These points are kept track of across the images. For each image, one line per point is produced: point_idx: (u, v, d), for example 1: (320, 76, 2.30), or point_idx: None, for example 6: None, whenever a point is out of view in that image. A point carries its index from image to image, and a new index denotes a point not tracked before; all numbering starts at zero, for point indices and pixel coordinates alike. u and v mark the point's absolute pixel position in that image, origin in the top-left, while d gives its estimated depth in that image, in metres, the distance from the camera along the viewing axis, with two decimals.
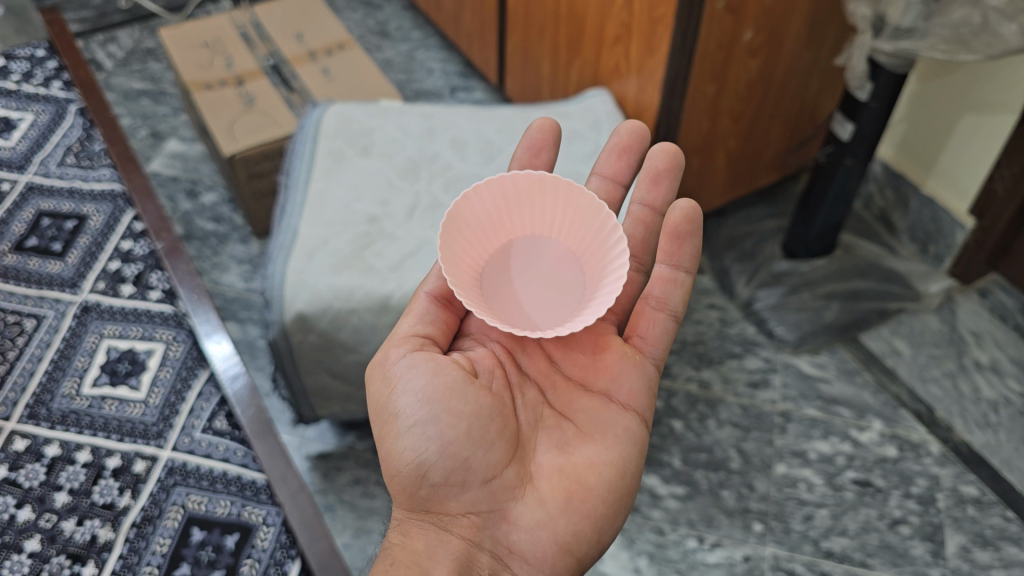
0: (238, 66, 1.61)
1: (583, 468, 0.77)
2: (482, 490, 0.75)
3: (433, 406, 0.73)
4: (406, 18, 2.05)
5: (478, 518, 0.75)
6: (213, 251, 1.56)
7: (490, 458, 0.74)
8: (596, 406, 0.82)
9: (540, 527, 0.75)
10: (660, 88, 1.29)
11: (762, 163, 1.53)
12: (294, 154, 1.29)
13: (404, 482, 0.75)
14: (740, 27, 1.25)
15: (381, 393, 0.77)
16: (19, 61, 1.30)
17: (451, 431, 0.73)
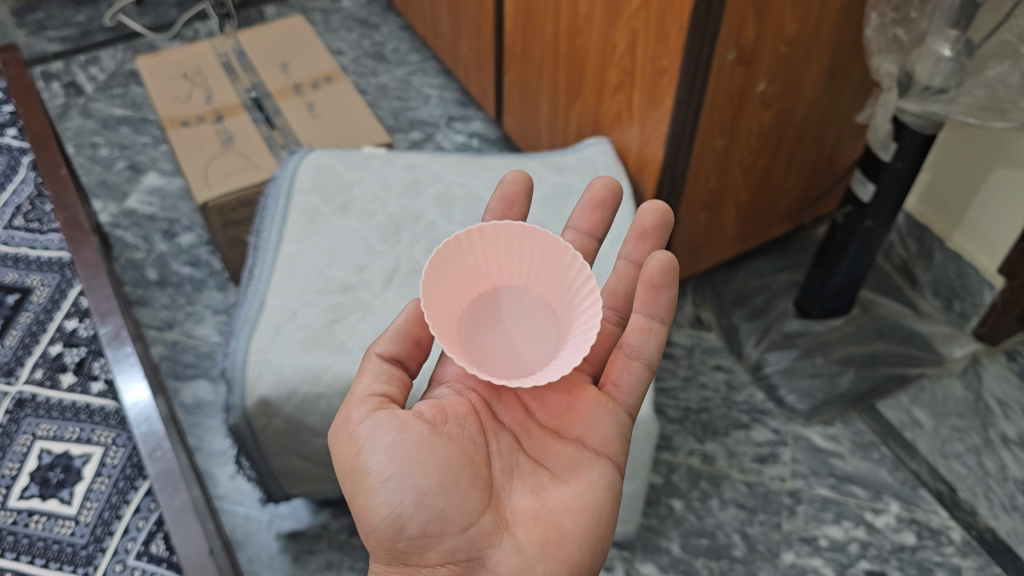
0: (217, 101, 1.51)
1: (562, 513, 0.73)
2: (460, 538, 0.70)
3: (403, 461, 0.69)
4: (404, 39, 1.94)
5: (456, 567, 0.71)
6: (188, 299, 1.47)
7: (464, 508, 0.70)
8: (570, 450, 0.78)
9: (520, 572, 0.70)
10: (664, 142, 1.18)
11: (775, 214, 1.43)
12: (265, 211, 1.19)
13: (379, 538, 0.70)
14: (753, 77, 1.14)
15: (347, 451, 0.72)
16: None
17: (424, 484, 0.69)
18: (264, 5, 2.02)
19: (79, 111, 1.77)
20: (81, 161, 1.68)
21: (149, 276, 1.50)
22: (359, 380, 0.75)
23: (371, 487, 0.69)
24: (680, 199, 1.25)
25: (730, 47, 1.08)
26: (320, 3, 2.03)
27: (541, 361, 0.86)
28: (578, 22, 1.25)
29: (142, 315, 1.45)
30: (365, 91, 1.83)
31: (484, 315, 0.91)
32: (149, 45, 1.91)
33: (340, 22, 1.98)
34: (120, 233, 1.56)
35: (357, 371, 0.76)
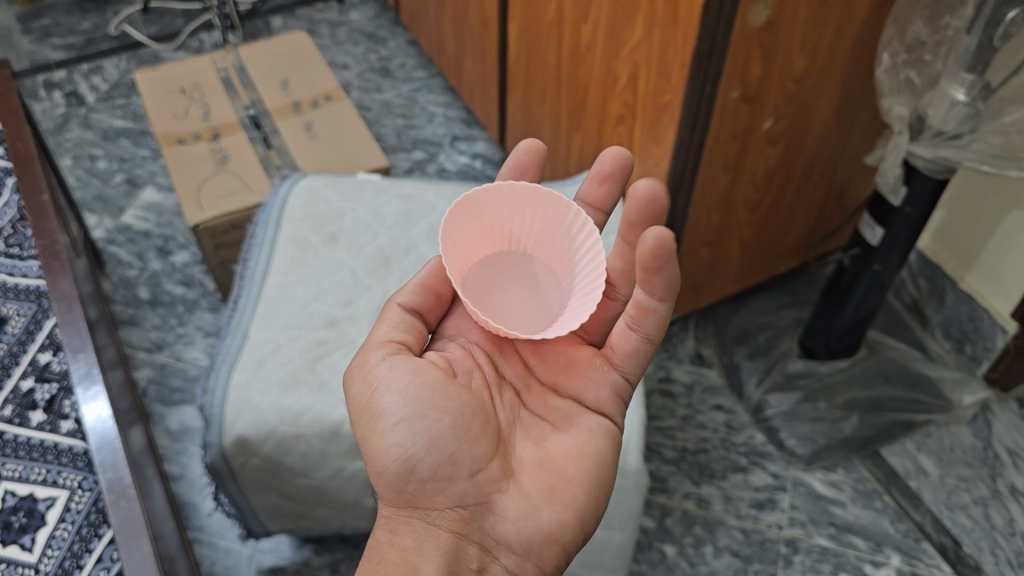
0: (215, 118, 1.49)
1: (564, 462, 0.75)
2: (468, 482, 0.72)
3: (417, 402, 0.72)
4: (410, 55, 1.91)
5: (465, 511, 0.73)
6: (179, 320, 1.45)
7: (472, 452, 0.72)
8: (569, 406, 0.80)
9: (526, 515, 0.72)
10: (665, 180, 1.14)
11: (780, 250, 1.39)
12: (252, 240, 1.17)
13: (390, 480, 0.73)
14: (759, 115, 1.11)
15: (362, 394, 0.75)
16: None
17: (436, 427, 0.71)
18: (271, 17, 2.00)
19: (80, 122, 1.75)
20: (79, 173, 1.66)
21: (141, 295, 1.48)
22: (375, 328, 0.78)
23: (385, 429, 0.72)
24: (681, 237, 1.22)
25: (734, 84, 1.04)
26: (327, 15, 2.00)
27: (559, 306, 0.91)
28: (580, 50, 1.21)
29: (132, 335, 1.43)
30: (369, 107, 1.80)
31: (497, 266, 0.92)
32: (153, 54, 1.89)
33: (347, 35, 1.95)
34: (114, 249, 1.54)
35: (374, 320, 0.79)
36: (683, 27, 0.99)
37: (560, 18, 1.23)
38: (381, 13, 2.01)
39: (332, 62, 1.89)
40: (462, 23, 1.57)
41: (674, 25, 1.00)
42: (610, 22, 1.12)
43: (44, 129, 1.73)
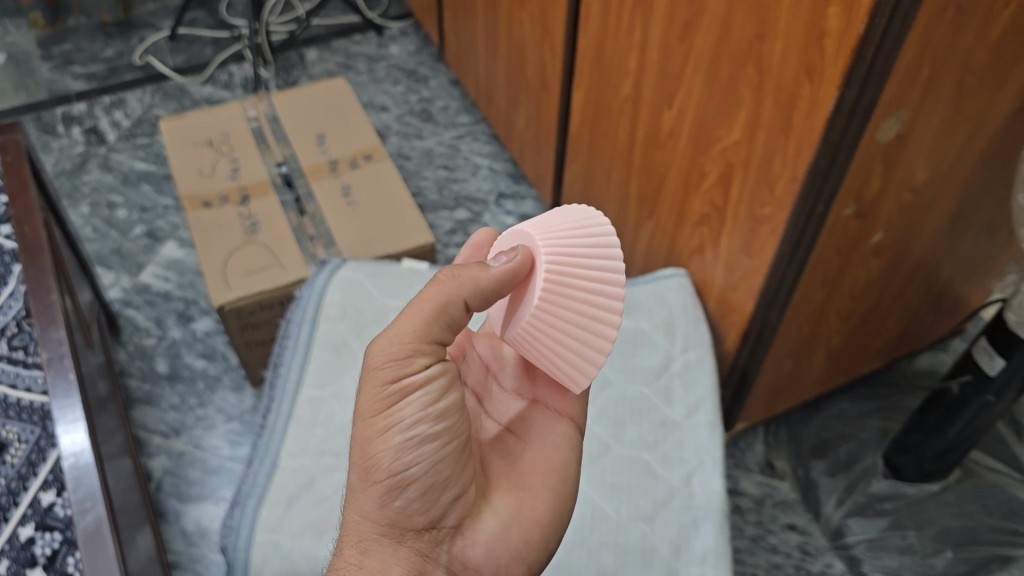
0: (244, 177, 1.35)
1: (537, 496, 0.72)
2: (452, 506, 0.66)
3: (439, 419, 0.64)
4: (453, 96, 1.77)
5: (438, 534, 0.66)
6: (199, 399, 1.32)
7: (461, 475, 0.66)
8: (538, 424, 0.77)
9: (498, 540, 0.68)
10: (755, 295, 1.00)
11: (866, 355, 1.24)
12: (285, 339, 1.04)
13: (373, 493, 0.64)
14: (869, 229, 0.96)
15: (381, 394, 0.64)
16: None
17: (443, 447, 0.64)
18: (305, 48, 1.86)
19: (99, 162, 1.62)
20: (97, 224, 1.53)
21: (158, 368, 1.36)
22: (410, 314, 0.65)
23: (393, 441, 0.63)
24: (766, 354, 1.07)
25: (850, 201, 0.90)
26: (365, 48, 1.87)
27: None
28: (659, 135, 1.07)
29: (147, 416, 1.30)
30: (408, 155, 1.66)
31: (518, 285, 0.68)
32: (179, 88, 1.76)
33: (386, 71, 1.81)
34: (130, 313, 1.42)
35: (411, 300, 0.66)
36: (798, 140, 0.85)
37: (635, 99, 1.09)
38: (422, 48, 1.87)
39: (370, 103, 1.75)
40: (515, 80, 1.43)
41: (786, 135, 0.86)
42: (699, 114, 0.98)
43: (60, 171, 1.60)
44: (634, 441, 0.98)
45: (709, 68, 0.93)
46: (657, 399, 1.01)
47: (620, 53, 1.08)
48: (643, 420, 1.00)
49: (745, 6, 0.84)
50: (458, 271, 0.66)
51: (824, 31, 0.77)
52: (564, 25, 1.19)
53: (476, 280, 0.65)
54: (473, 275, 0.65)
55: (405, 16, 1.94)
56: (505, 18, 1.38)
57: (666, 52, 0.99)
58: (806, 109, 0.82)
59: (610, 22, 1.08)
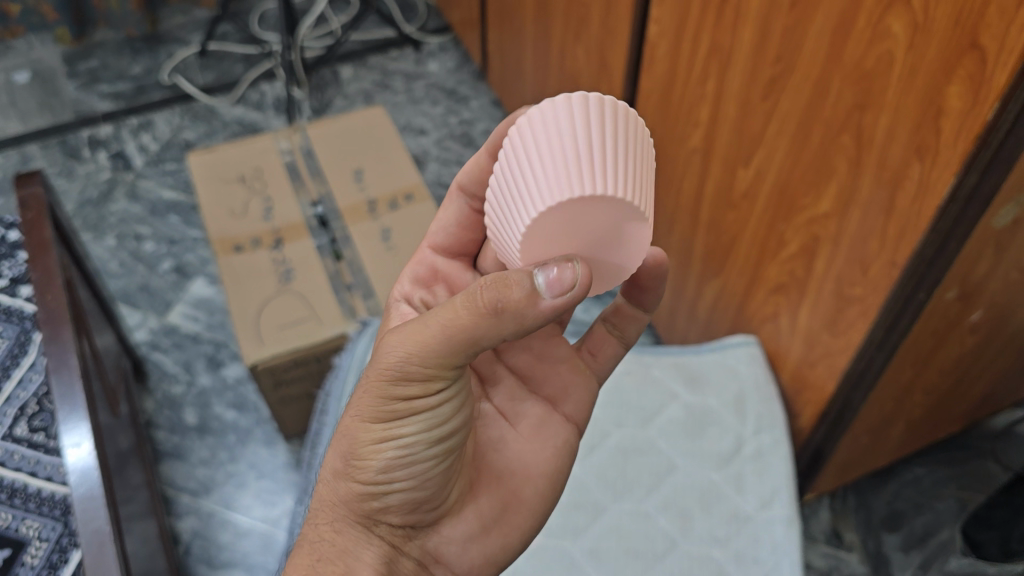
0: (278, 218, 1.27)
1: (524, 502, 0.68)
2: (431, 513, 0.63)
3: (439, 437, 0.59)
4: (496, 118, 1.67)
5: (411, 531, 0.63)
6: (229, 455, 1.25)
7: (445, 485, 0.63)
8: (541, 411, 0.71)
9: (474, 544, 0.65)
10: (839, 377, 0.91)
11: (947, 422, 1.14)
12: (323, 415, 1.02)
13: (356, 486, 0.60)
14: (969, 310, 0.87)
15: (386, 401, 0.58)
16: (14, 259, 1.03)
17: (438, 465, 0.60)
18: (341, 64, 1.79)
19: (126, 191, 1.55)
20: (124, 257, 1.47)
21: (187, 419, 1.28)
22: (434, 318, 0.56)
23: (388, 452, 0.59)
24: (845, 434, 0.98)
25: (954, 286, 0.80)
26: (403, 65, 1.79)
27: None
28: (731, 193, 0.98)
29: (176, 472, 1.23)
30: (448, 183, 1.56)
31: (584, 234, 0.58)
32: (209, 109, 1.69)
33: (425, 91, 1.73)
34: (158, 357, 1.35)
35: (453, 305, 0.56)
36: (898, 225, 0.75)
37: (706, 151, 1.00)
38: (462, 65, 1.78)
39: (408, 125, 1.67)
40: None
41: (886, 216, 0.76)
42: (782, 178, 0.88)
43: (86, 199, 1.54)
44: (703, 536, 0.94)
45: (796, 131, 0.83)
46: (726, 488, 0.98)
47: (690, 103, 0.99)
48: (710, 508, 0.96)
49: (842, 73, 0.74)
50: (502, 297, 0.55)
51: (942, 110, 0.66)
52: (625, 64, 1.11)
53: (517, 311, 0.55)
54: (518, 305, 0.55)
55: (444, 30, 1.86)
56: (557, 48, 1.30)
57: (745, 107, 0.89)
58: (913, 191, 0.72)
59: (679, 68, 0.99)
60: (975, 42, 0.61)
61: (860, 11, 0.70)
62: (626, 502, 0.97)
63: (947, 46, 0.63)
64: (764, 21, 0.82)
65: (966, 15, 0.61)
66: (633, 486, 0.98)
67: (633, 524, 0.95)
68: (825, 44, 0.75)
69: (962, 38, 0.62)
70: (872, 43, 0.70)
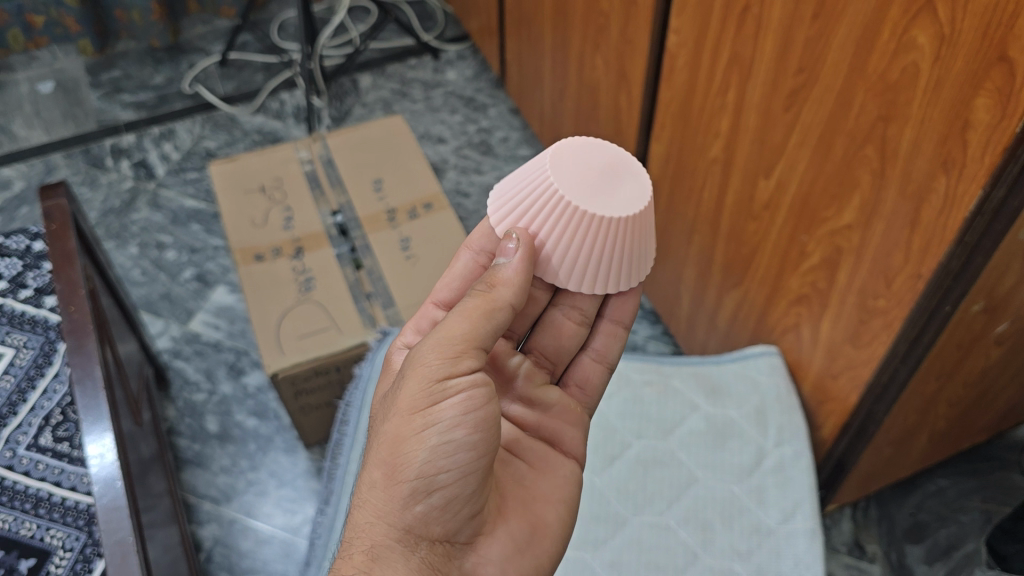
0: (298, 228, 1.28)
1: (549, 527, 0.71)
2: (468, 522, 0.65)
3: (477, 427, 0.62)
4: (514, 126, 1.68)
5: (450, 547, 0.65)
6: (250, 462, 1.25)
7: (482, 495, 0.65)
8: (544, 447, 0.75)
9: (510, 562, 0.67)
10: (862, 388, 0.91)
11: (971, 433, 1.13)
12: (344, 424, 1.03)
13: (398, 489, 0.62)
14: (994, 322, 0.86)
15: (422, 390, 0.63)
16: (39, 270, 1.04)
17: (477, 460, 0.63)
18: (359, 73, 1.80)
19: (148, 200, 1.57)
20: (146, 266, 1.48)
21: (209, 426, 1.29)
22: (460, 317, 0.66)
23: (429, 441, 0.62)
24: (868, 447, 0.97)
25: (980, 298, 0.79)
26: (421, 73, 1.80)
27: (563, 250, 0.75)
28: (752, 205, 0.97)
29: (197, 479, 1.24)
30: (467, 192, 1.56)
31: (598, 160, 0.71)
32: (229, 118, 1.71)
33: (443, 99, 1.74)
34: (180, 365, 1.36)
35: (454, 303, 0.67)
36: (923, 238, 0.75)
37: (726, 161, 1.00)
38: (480, 73, 1.79)
39: (426, 134, 1.67)
40: (586, 123, 1.35)
41: (910, 229, 0.76)
42: (804, 190, 0.88)
43: (109, 208, 1.55)
44: (724, 549, 0.94)
45: (818, 143, 0.83)
46: (748, 500, 0.98)
47: (710, 113, 0.99)
48: (732, 520, 0.96)
49: (866, 85, 0.74)
50: (492, 279, 0.67)
51: (969, 123, 0.66)
52: (644, 73, 1.11)
53: (507, 283, 0.67)
54: (508, 280, 0.67)
55: (462, 39, 1.87)
56: (576, 57, 1.30)
57: (766, 120, 0.89)
58: (938, 204, 0.72)
59: (699, 79, 0.99)
60: (1004, 55, 0.61)
61: (885, 23, 0.69)
62: (647, 514, 0.97)
63: (974, 59, 0.63)
64: (786, 31, 0.81)
65: (994, 27, 0.60)
66: (654, 498, 0.99)
67: (654, 536, 0.95)
68: (848, 56, 0.75)
69: (990, 50, 0.62)
70: (897, 55, 0.70)
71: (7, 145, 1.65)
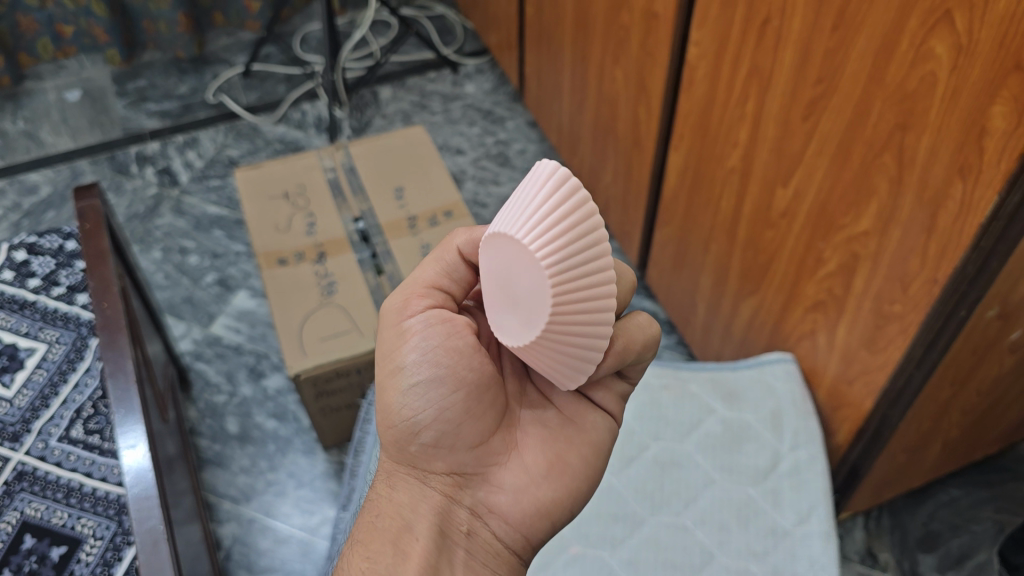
0: (321, 233, 1.31)
1: (569, 460, 0.70)
2: (468, 454, 0.68)
3: (438, 365, 0.65)
4: (532, 139, 1.70)
5: (460, 478, 0.69)
6: (270, 463, 1.27)
7: (478, 427, 0.67)
8: (576, 394, 0.72)
9: (524, 492, 0.68)
10: (877, 393, 0.92)
11: (983, 443, 1.14)
12: (366, 423, 1.07)
13: (395, 432, 0.69)
14: (1008, 329, 0.87)
15: (389, 339, 0.68)
16: (71, 268, 1.07)
17: (451, 397, 0.66)
18: (380, 85, 1.83)
19: (171, 206, 1.60)
20: (168, 270, 1.51)
21: (229, 428, 1.31)
22: (420, 265, 0.70)
23: (399, 386, 0.67)
24: (881, 453, 0.98)
25: (994, 305, 0.81)
26: (440, 86, 1.83)
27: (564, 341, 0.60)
28: (769, 213, 0.99)
29: (217, 479, 1.25)
30: (484, 203, 1.59)
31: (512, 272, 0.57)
32: (252, 127, 1.75)
33: (462, 111, 1.77)
34: (201, 367, 1.38)
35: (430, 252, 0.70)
36: (940, 241, 0.76)
37: (744, 171, 1.02)
38: (498, 87, 1.82)
39: (445, 145, 1.70)
40: (604, 134, 1.38)
41: (927, 235, 0.77)
42: (821, 198, 0.90)
43: (133, 213, 1.59)
44: (740, 550, 0.97)
45: (836, 151, 0.85)
46: (764, 503, 1.00)
47: (729, 123, 1.01)
48: (748, 522, 0.99)
49: (884, 94, 0.76)
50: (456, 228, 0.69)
51: (985, 130, 0.68)
52: (663, 85, 1.13)
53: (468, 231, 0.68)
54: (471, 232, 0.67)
55: (480, 53, 1.90)
56: (596, 70, 1.32)
57: (785, 129, 0.91)
58: (955, 210, 0.74)
59: (719, 91, 1.01)
60: (1020, 64, 0.63)
61: (903, 34, 0.72)
62: (664, 514, 1.00)
63: (991, 68, 0.65)
64: (806, 43, 0.84)
65: (1011, 38, 0.63)
66: (671, 499, 1.01)
67: (672, 536, 0.98)
68: (867, 66, 0.77)
69: (1005, 60, 0.64)
70: (915, 64, 0.72)
71: (34, 151, 1.68)
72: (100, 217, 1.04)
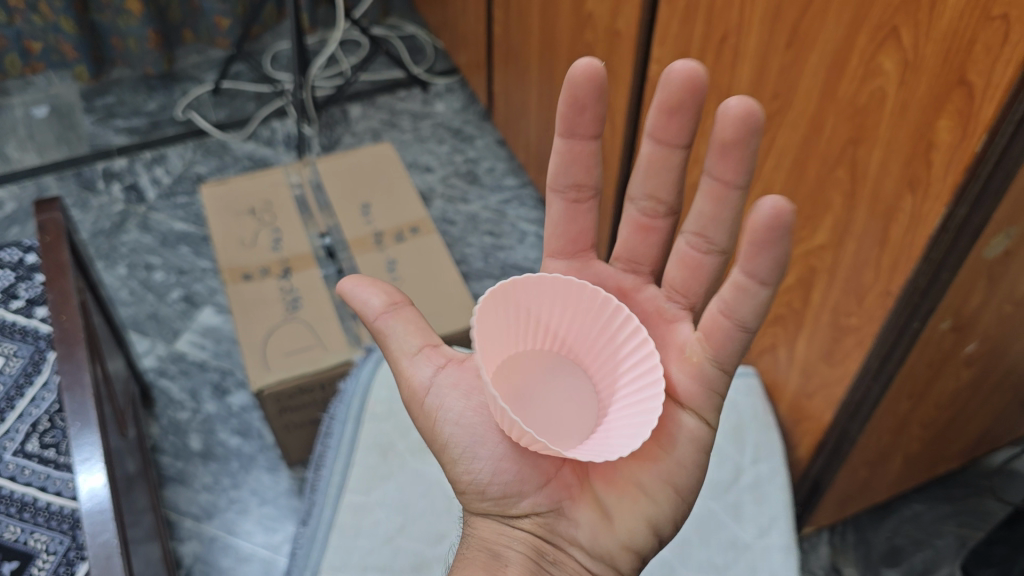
0: (287, 248, 1.30)
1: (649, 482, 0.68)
2: (538, 492, 0.68)
3: (479, 425, 0.68)
4: (500, 158, 1.72)
5: (541, 519, 0.67)
6: (233, 481, 1.26)
7: (538, 467, 0.68)
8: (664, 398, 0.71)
9: (602, 522, 0.67)
10: (836, 405, 0.93)
11: (944, 458, 1.16)
12: (327, 437, 1.11)
13: (468, 499, 0.69)
14: (963, 342, 0.89)
15: (419, 418, 0.70)
16: (31, 282, 1.06)
17: (503, 445, 0.68)
18: (350, 104, 1.84)
19: (137, 222, 1.59)
20: (134, 286, 1.49)
21: (192, 445, 1.29)
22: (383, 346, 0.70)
23: (453, 457, 0.68)
24: (842, 466, 0.99)
25: (948, 317, 0.82)
26: (411, 105, 1.84)
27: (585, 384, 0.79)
28: None
29: (179, 496, 1.24)
30: (453, 220, 1.59)
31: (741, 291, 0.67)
32: (221, 144, 1.75)
33: (431, 130, 1.78)
34: (165, 384, 1.36)
35: (371, 332, 0.71)
36: (892, 254, 0.77)
37: None
38: (468, 106, 1.83)
39: (414, 163, 1.71)
40: None
41: (881, 247, 0.78)
42: None
43: (99, 229, 1.57)
44: (702, 564, 0.98)
45: (792, 167, 0.86)
46: (726, 515, 1.01)
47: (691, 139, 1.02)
48: (709, 536, 1.00)
49: (836, 109, 0.77)
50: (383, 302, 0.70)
51: (933, 143, 0.69)
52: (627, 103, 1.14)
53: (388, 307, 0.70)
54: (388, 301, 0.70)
55: (451, 73, 1.91)
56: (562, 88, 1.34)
57: None
58: (906, 223, 0.75)
59: None
60: (964, 78, 0.64)
61: (854, 50, 0.73)
62: None
63: (936, 85, 0.66)
64: (761, 59, 0.85)
65: (955, 53, 0.64)
66: None
67: None
68: (820, 82, 0.78)
69: (950, 76, 0.65)
70: (865, 80, 0.73)
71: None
72: (61, 230, 1.03)
